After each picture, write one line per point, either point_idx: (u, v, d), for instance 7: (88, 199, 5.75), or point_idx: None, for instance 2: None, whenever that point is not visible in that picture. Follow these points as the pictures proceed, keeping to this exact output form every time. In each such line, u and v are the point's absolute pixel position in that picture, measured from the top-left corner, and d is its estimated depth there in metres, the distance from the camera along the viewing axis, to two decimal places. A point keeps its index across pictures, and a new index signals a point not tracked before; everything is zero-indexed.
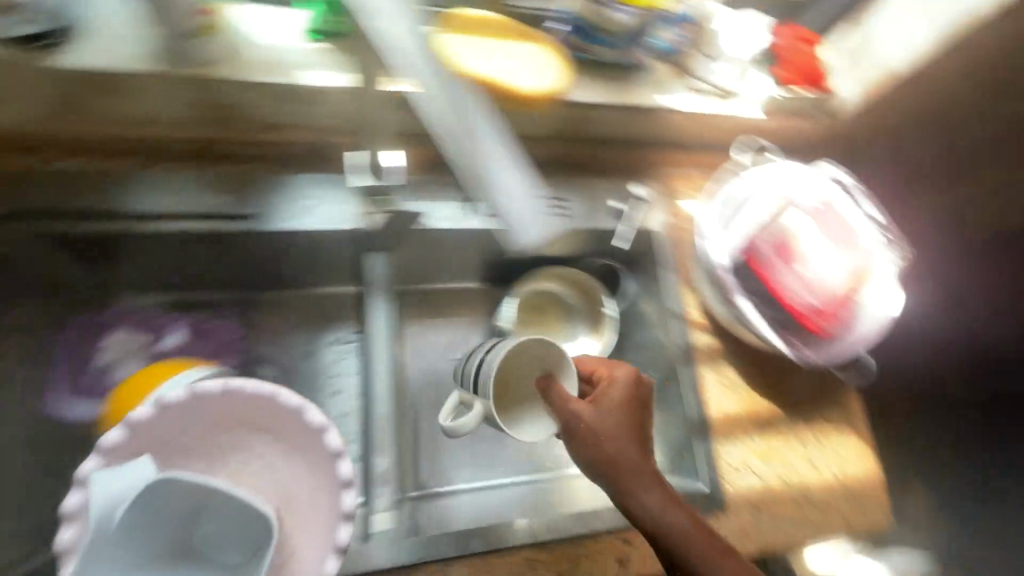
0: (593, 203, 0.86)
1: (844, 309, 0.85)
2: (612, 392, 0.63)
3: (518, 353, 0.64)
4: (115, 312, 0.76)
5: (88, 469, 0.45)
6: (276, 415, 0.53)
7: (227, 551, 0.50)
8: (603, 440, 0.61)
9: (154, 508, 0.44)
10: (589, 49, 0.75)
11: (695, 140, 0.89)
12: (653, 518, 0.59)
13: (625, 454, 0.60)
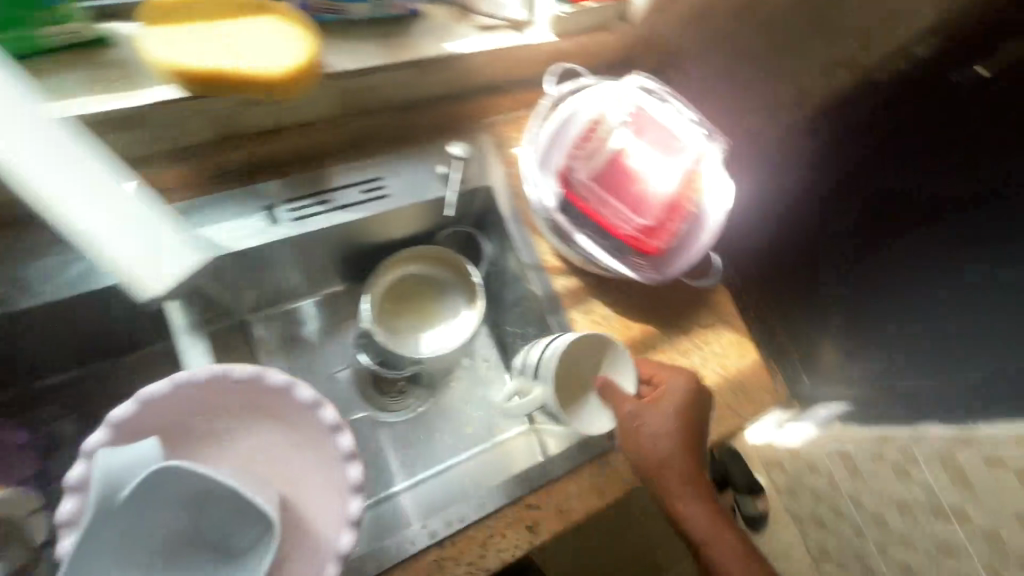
0: (415, 172, 0.76)
1: (677, 215, 0.69)
2: (666, 396, 0.71)
3: (579, 344, 0.70)
4: None
5: (96, 443, 0.48)
6: (271, 401, 0.55)
7: (239, 538, 0.46)
8: (659, 443, 0.69)
9: (152, 494, 0.43)
10: (338, 8, 0.62)
11: (504, 71, 0.77)
12: (690, 515, 0.70)
13: (668, 457, 0.69)
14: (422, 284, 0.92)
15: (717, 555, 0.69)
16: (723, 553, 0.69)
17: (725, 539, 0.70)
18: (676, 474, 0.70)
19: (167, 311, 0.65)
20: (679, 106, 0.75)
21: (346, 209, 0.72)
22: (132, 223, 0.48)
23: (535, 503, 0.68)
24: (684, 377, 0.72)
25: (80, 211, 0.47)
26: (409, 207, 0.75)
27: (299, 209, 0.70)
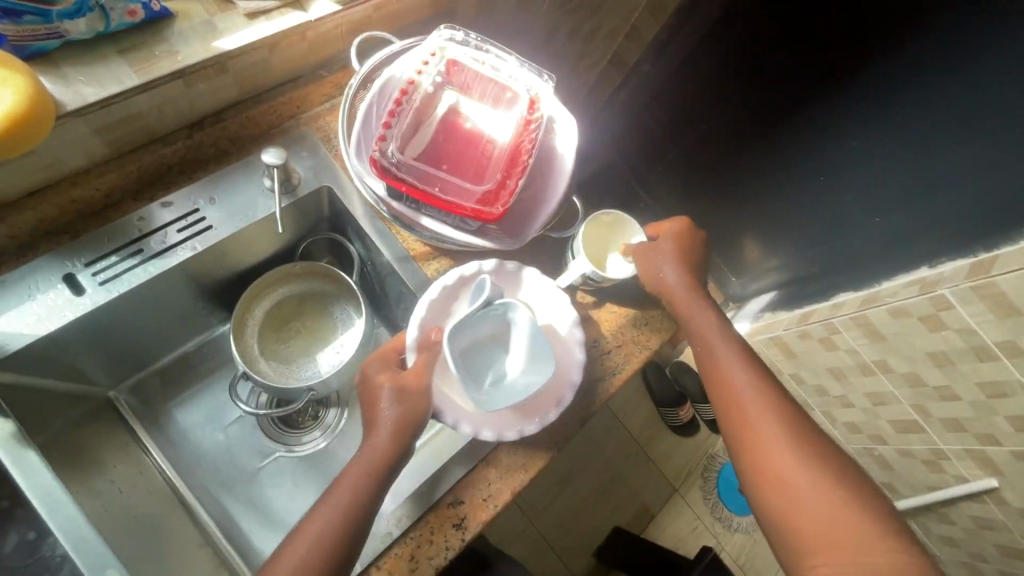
0: (235, 191, 0.67)
1: (518, 170, 0.64)
2: (667, 237, 0.71)
3: (597, 225, 0.72)
4: None
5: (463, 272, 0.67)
6: (544, 304, 0.69)
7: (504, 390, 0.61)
8: (666, 271, 0.68)
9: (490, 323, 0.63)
10: (57, 28, 0.51)
11: (302, 56, 0.69)
12: (711, 352, 0.65)
13: (676, 284, 0.68)
14: (297, 305, 0.84)
15: (739, 393, 0.61)
16: (743, 394, 0.60)
17: (749, 375, 0.62)
18: (687, 308, 0.68)
19: None
20: (498, 53, 0.68)
21: (161, 255, 0.64)
22: None
23: (456, 500, 0.64)
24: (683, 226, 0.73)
25: None
26: (236, 232, 0.68)
27: (105, 269, 0.62)
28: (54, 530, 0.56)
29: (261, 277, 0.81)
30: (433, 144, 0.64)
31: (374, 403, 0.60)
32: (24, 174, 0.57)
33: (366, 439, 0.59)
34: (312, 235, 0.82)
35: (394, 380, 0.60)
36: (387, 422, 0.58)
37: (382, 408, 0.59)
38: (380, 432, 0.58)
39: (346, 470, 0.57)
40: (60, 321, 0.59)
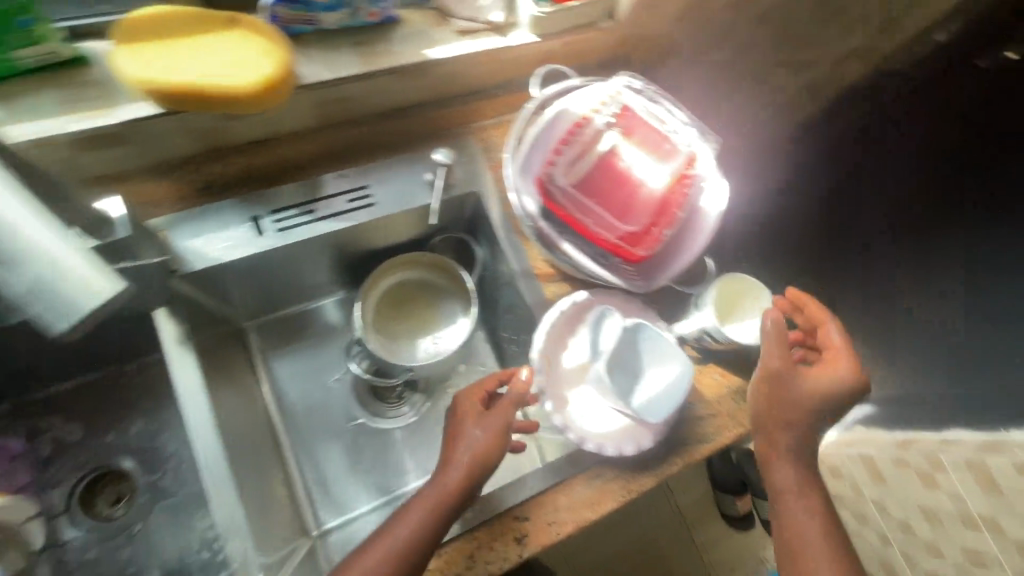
0: (402, 179, 0.75)
1: (665, 221, 0.68)
2: (825, 382, 0.65)
3: (728, 283, 0.71)
4: None
5: (585, 296, 0.72)
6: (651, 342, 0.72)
7: (646, 397, 0.65)
8: (790, 412, 0.64)
9: (624, 342, 0.67)
10: (312, 19, 0.61)
11: (488, 76, 0.76)
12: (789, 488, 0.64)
13: (788, 426, 0.65)
14: (417, 290, 0.91)
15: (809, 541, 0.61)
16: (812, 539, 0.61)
17: (819, 522, 0.62)
18: (791, 448, 0.65)
19: (156, 321, 0.67)
20: (669, 107, 0.73)
21: (330, 218, 0.72)
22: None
23: (523, 516, 0.66)
24: (854, 372, 0.66)
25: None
26: (392, 216, 0.74)
27: (285, 220, 0.71)
28: (195, 426, 0.63)
29: (393, 259, 0.88)
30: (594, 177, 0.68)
31: (456, 436, 0.64)
32: (253, 125, 0.67)
33: (441, 470, 0.62)
34: (443, 231, 0.89)
35: (478, 418, 0.64)
36: (463, 457, 0.62)
37: (465, 443, 0.63)
38: (457, 464, 0.61)
39: (416, 497, 0.61)
40: (237, 254, 0.68)
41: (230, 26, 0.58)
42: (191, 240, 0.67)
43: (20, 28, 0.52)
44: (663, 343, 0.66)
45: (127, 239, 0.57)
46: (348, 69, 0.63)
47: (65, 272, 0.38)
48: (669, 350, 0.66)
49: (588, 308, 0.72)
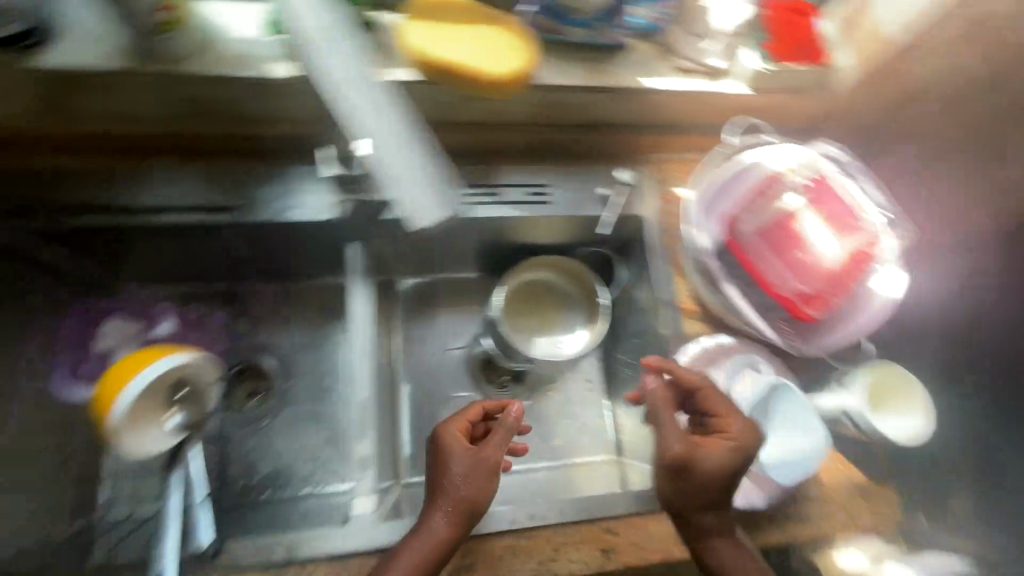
0: (580, 188, 0.81)
1: (839, 291, 0.69)
2: (725, 458, 0.64)
3: (886, 372, 0.70)
4: (110, 302, 0.76)
5: (727, 341, 0.74)
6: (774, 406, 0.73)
7: (774, 456, 0.67)
8: (704, 487, 0.64)
9: (763, 398, 0.69)
10: (561, 30, 0.69)
11: (684, 114, 0.80)
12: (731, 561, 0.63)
13: (706, 497, 0.64)
14: (549, 293, 0.95)
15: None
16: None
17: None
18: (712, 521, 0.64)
19: (350, 253, 0.76)
20: (865, 183, 0.73)
21: (514, 205, 0.79)
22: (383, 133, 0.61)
23: (615, 530, 0.66)
24: (750, 423, 0.66)
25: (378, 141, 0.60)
26: (563, 217, 0.80)
27: (473, 196, 0.78)
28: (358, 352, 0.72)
29: (536, 256, 0.93)
30: (777, 232, 0.72)
31: (443, 470, 0.64)
32: (478, 108, 0.75)
33: (430, 511, 0.62)
34: (593, 244, 0.92)
35: (464, 453, 0.65)
36: (454, 498, 0.62)
37: (451, 480, 0.63)
38: (450, 504, 0.62)
39: (408, 544, 0.60)
40: (430, 215, 0.76)
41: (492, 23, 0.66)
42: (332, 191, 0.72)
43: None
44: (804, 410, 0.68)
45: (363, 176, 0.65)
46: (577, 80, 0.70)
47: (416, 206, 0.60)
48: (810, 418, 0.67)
49: (726, 352, 0.73)
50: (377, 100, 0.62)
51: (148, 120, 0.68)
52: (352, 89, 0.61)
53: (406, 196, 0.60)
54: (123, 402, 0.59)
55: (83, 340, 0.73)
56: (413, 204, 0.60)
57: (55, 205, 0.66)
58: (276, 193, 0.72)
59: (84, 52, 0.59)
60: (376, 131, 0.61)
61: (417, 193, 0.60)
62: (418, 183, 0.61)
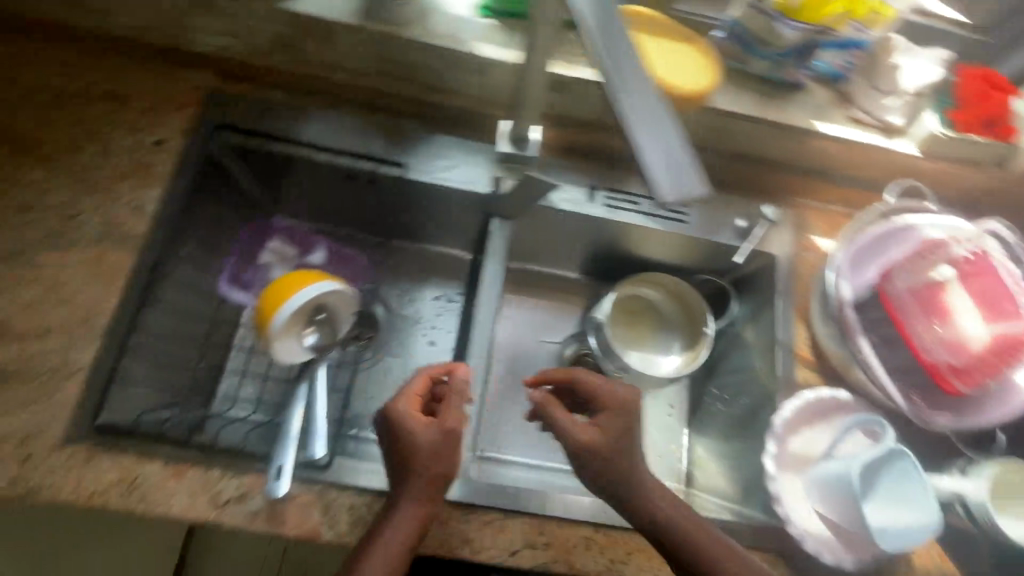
0: (718, 216, 0.83)
1: (986, 372, 0.65)
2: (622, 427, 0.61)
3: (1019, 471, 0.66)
4: (279, 224, 0.84)
5: (846, 396, 0.72)
6: None
7: (883, 525, 0.61)
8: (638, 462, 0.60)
9: (880, 462, 0.63)
10: (745, 60, 0.70)
11: (842, 165, 0.80)
12: (684, 535, 0.58)
13: (641, 473, 0.60)
14: (652, 311, 0.95)
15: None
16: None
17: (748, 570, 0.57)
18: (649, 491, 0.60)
19: (492, 229, 0.77)
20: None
21: (654, 219, 0.81)
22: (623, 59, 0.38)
23: None
24: (626, 387, 0.64)
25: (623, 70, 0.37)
26: (695, 239, 0.82)
27: (615, 200, 0.80)
28: (479, 321, 0.75)
29: (647, 271, 0.93)
30: (932, 297, 0.69)
31: (410, 455, 0.59)
32: None
33: (399, 502, 0.58)
34: (701, 273, 0.92)
35: (429, 427, 0.60)
36: (428, 475, 0.58)
37: (420, 465, 0.58)
38: (424, 487, 0.58)
39: (378, 540, 0.56)
40: (573, 209, 0.79)
41: (689, 43, 0.68)
42: (483, 170, 0.76)
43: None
44: (921, 483, 0.62)
45: (529, 158, 0.72)
46: (752, 110, 0.71)
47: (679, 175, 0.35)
48: (924, 492, 0.62)
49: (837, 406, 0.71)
50: (618, 25, 0.39)
51: (351, 73, 0.75)
52: (592, 3, 0.39)
53: (648, 154, 0.35)
54: (282, 313, 0.66)
55: (252, 252, 0.82)
56: (656, 165, 0.35)
57: (258, 131, 0.75)
58: (441, 158, 0.77)
59: (329, 5, 0.69)
60: (618, 67, 0.37)
61: (669, 151, 0.35)
62: (671, 141, 0.36)
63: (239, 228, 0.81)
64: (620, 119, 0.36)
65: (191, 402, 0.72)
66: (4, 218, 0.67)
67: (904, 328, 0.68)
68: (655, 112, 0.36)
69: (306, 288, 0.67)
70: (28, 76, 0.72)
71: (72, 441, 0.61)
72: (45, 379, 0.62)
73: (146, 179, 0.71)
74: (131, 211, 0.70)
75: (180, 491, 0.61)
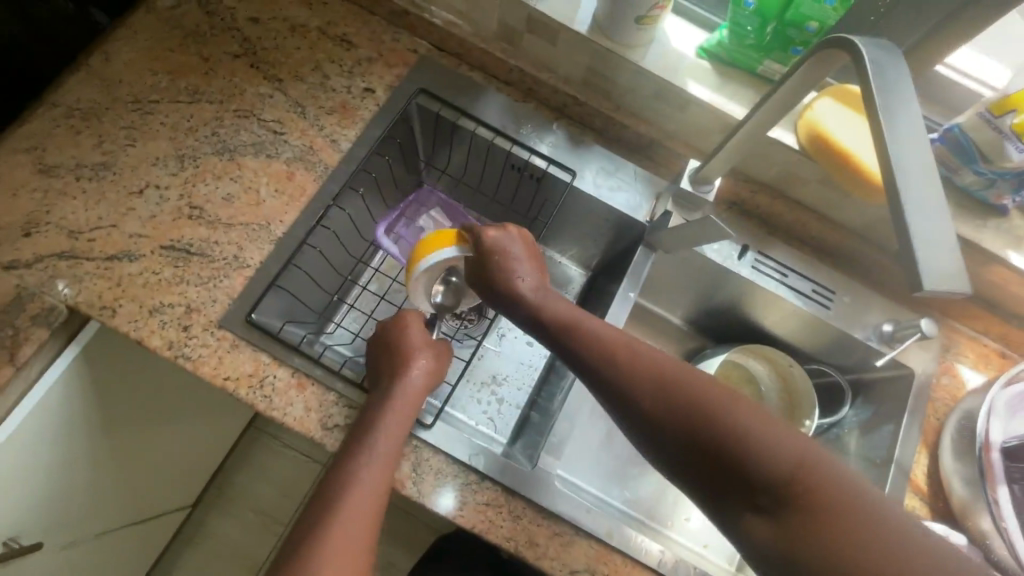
0: (862, 312, 0.80)
1: None
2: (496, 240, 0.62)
3: None
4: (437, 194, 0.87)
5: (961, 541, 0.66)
6: None
7: None
8: (490, 265, 0.61)
9: None
10: (952, 166, 0.69)
11: (1012, 301, 0.76)
12: (605, 348, 0.53)
13: (505, 276, 0.61)
14: (752, 385, 0.91)
15: (836, 509, 0.42)
16: (812, 478, 0.43)
17: (687, 376, 0.50)
18: (565, 312, 0.57)
19: (639, 256, 0.79)
20: None
21: (797, 294, 0.80)
22: (914, 153, 0.38)
23: None
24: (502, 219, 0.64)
25: (910, 165, 0.37)
26: (833, 329, 0.80)
27: (762, 267, 0.80)
28: None
29: (756, 344, 0.90)
30: None
31: (401, 356, 0.64)
32: (817, 193, 0.77)
33: (388, 396, 0.61)
34: (814, 360, 0.88)
35: (418, 335, 0.66)
36: (399, 360, 0.64)
37: (410, 368, 0.63)
38: (393, 374, 0.63)
39: (371, 427, 0.59)
40: (720, 261, 0.79)
41: None
42: (652, 202, 0.79)
43: (800, 30, 0.64)
44: None
45: (704, 200, 0.74)
46: None
47: (945, 278, 0.35)
48: None
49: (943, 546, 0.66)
50: (909, 120, 0.39)
51: (558, 77, 0.80)
52: (885, 88, 0.40)
53: (918, 245, 0.35)
54: (427, 262, 0.66)
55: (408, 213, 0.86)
56: (922, 260, 0.35)
57: (455, 105, 0.80)
58: (609, 179, 0.80)
59: (566, 11, 0.73)
60: (904, 158, 0.37)
61: (942, 250, 0.35)
62: (947, 244, 0.35)
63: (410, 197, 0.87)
64: (895, 207, 0.36)
65: (316, 323, 0.79)
66: (227, 117, 0.75)
67: None
68: (934, 210, 0.36)
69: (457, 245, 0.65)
70: (281, 8, 0.82)
71: (225, 326, 0.67)
72: (219, 265, 0.69)
73: (349, 119, 0.78)
74: (329, 142, 0.77)
75: (297, 402, 0.65)
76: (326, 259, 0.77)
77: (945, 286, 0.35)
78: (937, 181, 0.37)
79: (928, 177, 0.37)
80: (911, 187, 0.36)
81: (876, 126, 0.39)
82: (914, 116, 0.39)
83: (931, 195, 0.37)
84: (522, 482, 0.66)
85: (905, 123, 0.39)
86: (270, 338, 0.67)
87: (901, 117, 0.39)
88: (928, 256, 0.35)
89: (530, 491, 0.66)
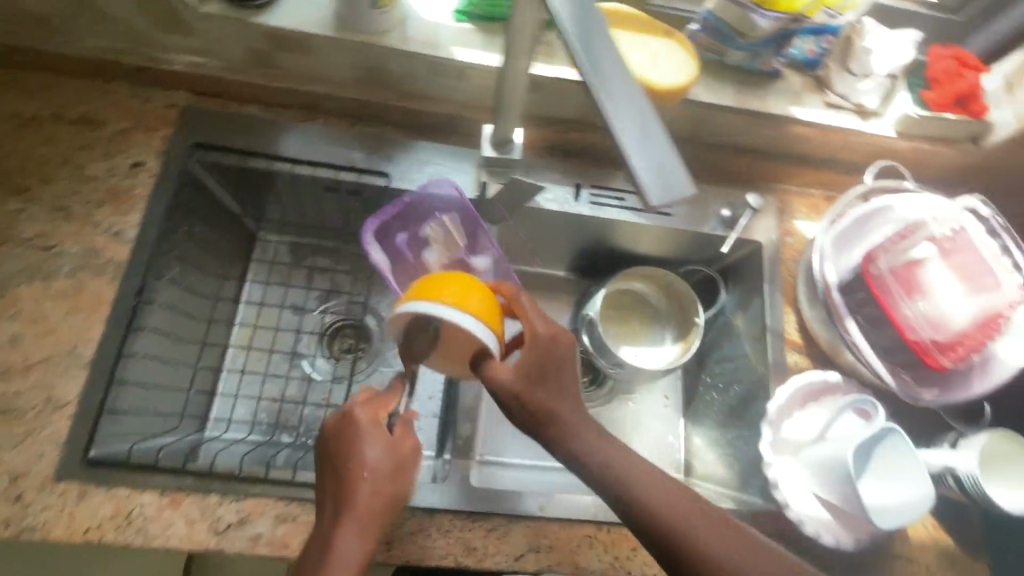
0: (700, 206, 0.83)
1: (974, 346, 0.65)
2: (542, 357, 0.55)
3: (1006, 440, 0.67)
4: (444, 199, 0.73)
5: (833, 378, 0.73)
6: None
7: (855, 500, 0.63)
8: (549, 390, 0.55)
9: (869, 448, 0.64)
10: (723, 51, 0.72)
11: (817, 149, 0.82)
12: (667, 521, 0.52)
13: (565, 408, 0.55)
14: (642, 304, 0.94)
15: None
16: None
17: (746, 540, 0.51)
18: (621, 465, 0.53)
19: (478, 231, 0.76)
20: (1006, 244, 0.70)
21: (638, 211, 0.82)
22: (611, 70, 0.40)
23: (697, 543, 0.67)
24: (550, 322, 0.57)
25: (609, 83, 0.39)
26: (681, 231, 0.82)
27: (599, 198, 0.81)
28: None
29: (630, 267, 0.92)
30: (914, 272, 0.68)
31: (355, 473, 0.54)
32: None
33: (339, 527, 0.53)
34: (683, 262, 0.92)
35: (375, 449, 0.56)
36: (353, 479, 0.54)
37: (361, 492, 0.54)
38: (347, 502, 0.53)
39: (324, 566, 0.51)
40: (559, 209, 0.80)
41: (670, 37, 0.70)
42: (469, 174, 0.77)
43: None
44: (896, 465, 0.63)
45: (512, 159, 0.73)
46: (726, 100, 0.74)
47: (666, 180, 0.38)
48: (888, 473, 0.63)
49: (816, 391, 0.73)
50: (600, 39, 0.40)
51: (331, 83, 0.75)
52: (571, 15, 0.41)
53: (636, 161, 0.38)
54: (407, 309, 0.54)
55: (418, 225, 0.74)
56: (643, 173, 0.38)
57: (234, 148, 0.74)
58: (423, 167, 0.77)
59: (305, 17, 0.69)
60: (604, 79, 0.39)
61: (654, 157, 0.38)
62: (660, 148, 0.38)
63: (402, 198, 0.71)
64: (609, 128, 0.38)
65: (183, 427, 0.73)
66: None
67: (889, 310, 0.67)
68: (645, 131, 0.39)
69: (461, 311, 0.53)
70: None
71: (64, 478, 0.59)
72: (32, 416, 0.61)
73: (124, 204, 0.70)
74: (111, 237, 0.69)
75: (178, 520, 0.60)
76: (161, 359, 0.70)
77: (668, 196, 0.38)
78: (638, 89, 0.40)
79: (629, 90, 0.39)
80: (617, 106, 0.39)
81: (572, 53, 0.40)
82: (603, 31, 0.41)
83: (637, 107, 0.39)
84: (437, 498, 0.65)
85: (597, 43, 0.40)
86: (121, 467, 0.61)
87: (592, 37, 0.40)
88: (644, 168, 0.38)
89: (447, 502, 0.65)
